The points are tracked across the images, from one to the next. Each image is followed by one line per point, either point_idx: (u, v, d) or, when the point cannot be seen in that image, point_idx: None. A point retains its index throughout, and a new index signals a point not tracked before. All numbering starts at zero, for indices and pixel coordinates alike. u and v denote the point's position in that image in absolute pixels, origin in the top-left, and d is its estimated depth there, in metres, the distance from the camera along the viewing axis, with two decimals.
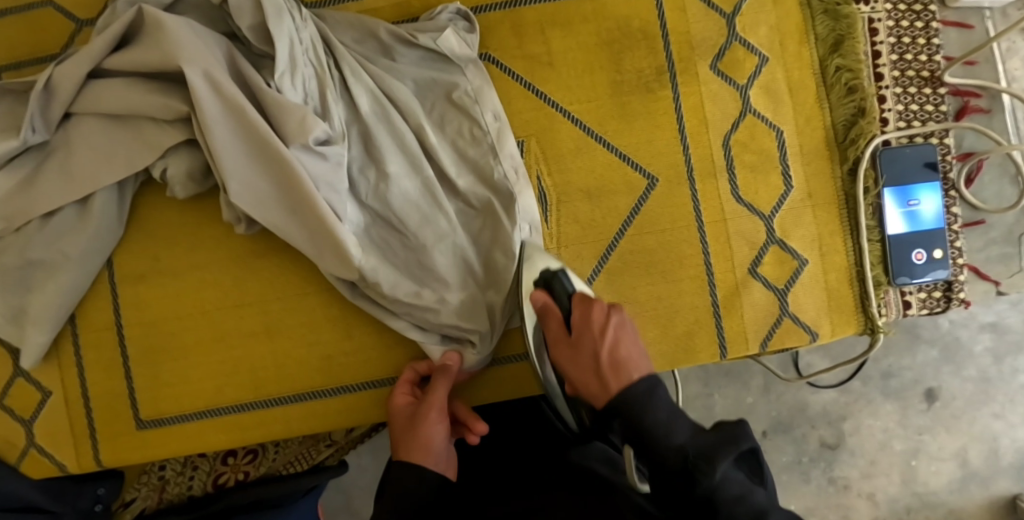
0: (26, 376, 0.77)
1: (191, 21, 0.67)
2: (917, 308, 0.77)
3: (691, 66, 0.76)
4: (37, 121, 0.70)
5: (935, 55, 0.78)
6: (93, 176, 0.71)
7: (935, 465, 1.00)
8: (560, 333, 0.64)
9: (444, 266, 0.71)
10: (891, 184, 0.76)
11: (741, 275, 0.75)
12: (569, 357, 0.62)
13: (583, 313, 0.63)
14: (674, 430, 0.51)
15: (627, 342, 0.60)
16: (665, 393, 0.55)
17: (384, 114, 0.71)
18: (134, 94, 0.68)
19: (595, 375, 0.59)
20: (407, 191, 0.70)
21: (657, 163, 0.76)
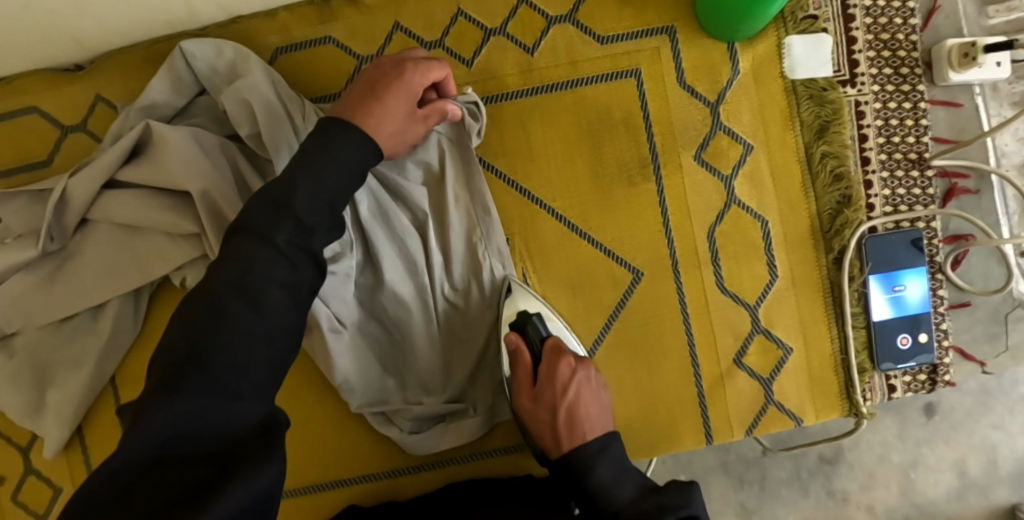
0: (38, 474, 0.80)
1: (198, 135, 0.70)
2: (902, 391, 0.78)
3: (674, 157, 0.75)
4: (55, 230, 0.72)
5: (923, 137, 0.77)
6: (108, 281, 0.73)
7: (932, 474, 0.91)
8: (526, 381, 0.69)
9: (431, 370, 0.72)
10: (876, 270, 0.76)
11: (726, 365, 0.76)
12: (529, 405, 0.69)
13: (552, 367, 0.68)
14: (617, 490, 0.62)
15: (586, 403, 0.67)
16: (617, 447, 0.65)
17: (384, 216, 0.71)
18: (146, 210, 0.70)
19: (550, 428, 0.68)
20: (402, 296, 0.71)
21: (641, 256, 0.76)
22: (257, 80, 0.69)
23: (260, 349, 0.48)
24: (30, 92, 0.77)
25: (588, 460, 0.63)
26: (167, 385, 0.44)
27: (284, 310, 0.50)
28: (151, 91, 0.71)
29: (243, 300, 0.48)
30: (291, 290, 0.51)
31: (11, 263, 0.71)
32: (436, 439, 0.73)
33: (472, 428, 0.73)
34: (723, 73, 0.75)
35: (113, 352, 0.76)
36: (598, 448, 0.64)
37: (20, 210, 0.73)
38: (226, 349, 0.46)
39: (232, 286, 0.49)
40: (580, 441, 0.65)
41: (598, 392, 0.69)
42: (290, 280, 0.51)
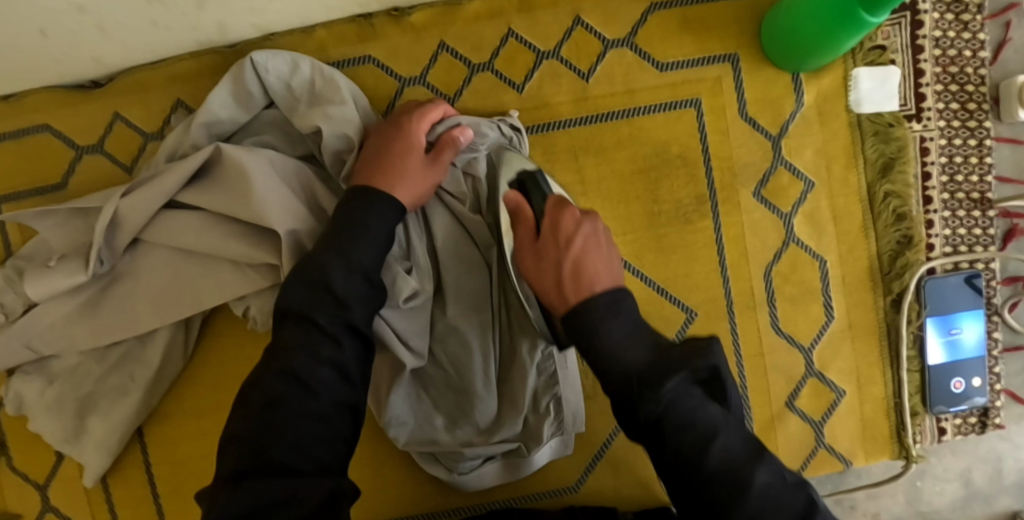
0: (56, 512, 0.77)
1: (271, 157, 0.64)
2: (952, 434, 0.77)
3: (733, 194, 0.72)
4: (105, 253, 0.66)
5: (987, 175, 0.74)
6: (156, 309, 0.68)
7: (939, 485, 0.79)
8: (527, 237, 0.63)
9: (487, 413, 0.68)
10: (933, 314, 0.74)
11: (778, 407, 0.74)
12: (533, 263, 0.61)
13: (555, 218, 0.62)
14: (629, 352, 0.51)
15: (592, 254, 0.59)
16: (629, 305, 0.56)
17: (456, 249, 0.68)
18: (211, 237, 0.64)
19: (555, 281, 0.59)
20: (465, 336, 0.67)
21: (694, 296, 0.73)
22: (348, 107, 0.65)
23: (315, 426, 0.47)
24: (40, 109, 0.72)
25: (598, 310, 0.54)
26: (230, 479, 0.44)
27: (335, 389, 0.50)
28: (212, 105, 0.65)
29: (293, 383, 0.48)
30: (340, 368, 0.51)
31: (55, 290, 0.67)
32: (489, 474, 0.71)
33: (526, 465, 0.70)
34: (787, 106, 0.72)
35: (159, 382, 0.73)
36: (607, 305, 0.55)
37: (64, 229, 0.69)
38: (281, 439, 0.46)
39: (279, 370, 0.49)
40: (588, 292, 0.57)
41: (606, 247, 0.61)
42: (335, 357, 0.51)
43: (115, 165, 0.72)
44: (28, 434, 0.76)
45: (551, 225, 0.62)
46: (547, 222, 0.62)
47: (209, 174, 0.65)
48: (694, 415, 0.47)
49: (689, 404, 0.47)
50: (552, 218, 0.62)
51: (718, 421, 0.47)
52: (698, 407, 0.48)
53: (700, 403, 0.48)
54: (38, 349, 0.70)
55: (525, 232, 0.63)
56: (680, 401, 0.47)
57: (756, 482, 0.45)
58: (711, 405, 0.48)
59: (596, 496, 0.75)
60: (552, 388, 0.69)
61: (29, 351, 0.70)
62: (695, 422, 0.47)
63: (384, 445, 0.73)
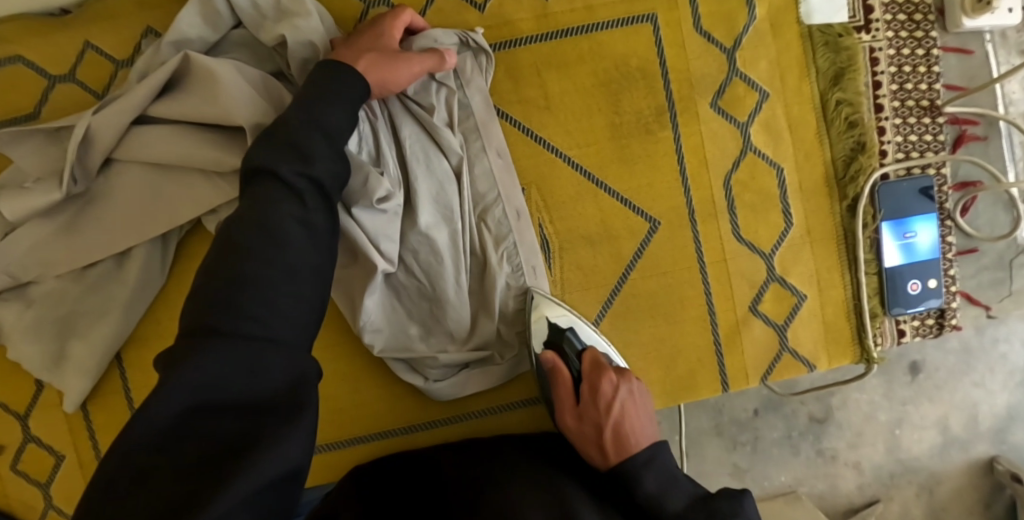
0: (37, 441, 0.78)
1: (239, 66, 0.67)
2: (911, 336, 0.79)
3: (691, 105, 0.75)
4: (77, 172, 0.68)
5: (935, 83, 0.77)
6: (135, 227, 0.70)
7: (918, 432, 1.03)
8: (569, 401, 0.69)
9: (461, 322, 0.70)
10: (888, 217, 0.76)
11: (741, 312, 0.77)
12: (574, 424, 0.67)
13: (594, 382, 0.68)
14: (666, 499, 0.59)
15: (631, 415, 0.66)
16: (665, 458, 0.63)
17: (425, 156, 0.69)
18: (185, 147, 0.67)
19: (596, 446, 0.65)
20: (437, 242, 0.69)
21: (657, 206, 0.75)
22: (315, 20, 0.68)
23: (284, 282, 0.49)
24: (13, 41, 0.73)
25: (636, 470, 0.61)
26: (202, 329, 0.45)
27: (306, 250, 0.51)
28: (183, 24, 0.67)
29: (264, 237, 0.50)
30: (308, 226, 0.52)
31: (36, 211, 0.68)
32: (464, 383, 0.73)
33: (500, 373, 0.73)
34: (740, 20, 0.75)
35: (136, 305, 0.74)
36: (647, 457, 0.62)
37: (40, 153, 0.71)
38: (247, 287, 0.47)
39: (249, 225, 0.50)
40: (629, 453, 0.63)
41: (644, 407, 0.67)
42: (303, 216, 0.52)
43: (88, 94, 0.74)
44: (6, 365, 0.76)
45: (592, 392, 0.68)
46: (585, 398, 0.68)
47: (178, 86, 0.68)
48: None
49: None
50: (591, 394, 0.68)
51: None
52: None
53: None
54: (18, 276, 0.71)
55: (566, 403, 0.68)
56: None
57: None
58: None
59: None
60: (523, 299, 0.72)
61: (9, 277, 0.71)
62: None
63: (358, 360, 0.75)
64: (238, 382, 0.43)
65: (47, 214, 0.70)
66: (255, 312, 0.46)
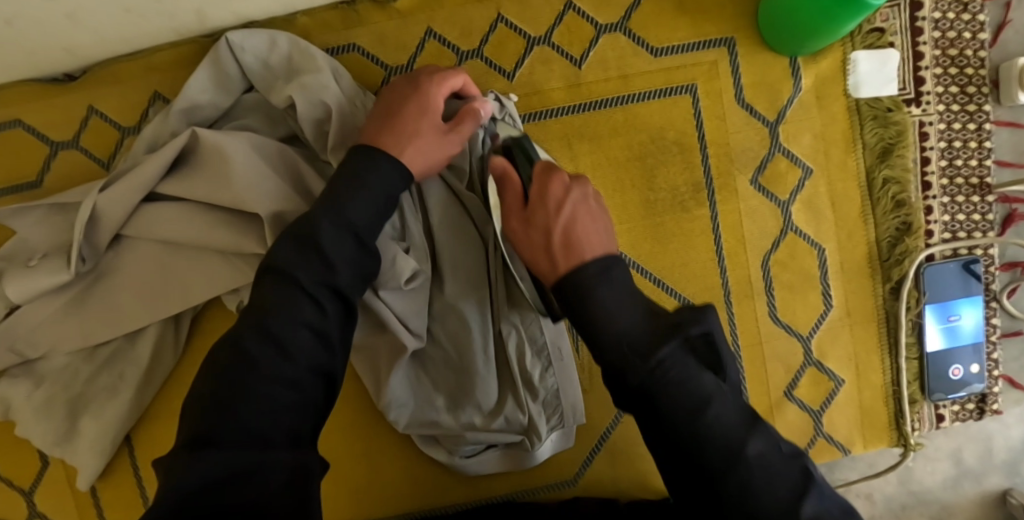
0: (44, 518, 0.75)
1: (252, 139, 0.61)
2: (950, 420, 0.76)
3: (730, 181, 0.71)
4: (86, 249, 0.64)
5: (986, 159, 0.73)
6: (145, 307, 0.66)
7: (930, 463, 0.79)
8: (514, 204, 0.59)
9: (489, 395, 0.69)
10: (933, 300, 0.73)
11: (776, 397, 0.74)
12: (521, 228, 0.59)
13: (543, 186, 0.58)
14: (621, 317, 0.49)
15: (583, 221, 0.56)
16: (622, 272, 0.53)
17: (452, 223, 0.66)
18: (200, 227, 0.62)
19: (545, 252, 0.56)
20: (465, 313, 0.67)
21: (691, 286, 0.72)
22: (326, 77, 0.62)
23: (283, 392, 0.44)
24: (12, 102, 0.68)
25: (589, 282, 0.51)
26: (189, 444, 0.41)
27: (313, 353, 0.47)
28: (193, 91, 0.63)
29: (269, 344, 0.46)
30: (322, 336, 0.48)
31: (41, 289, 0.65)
32: (489, 461, 0.71)
33: (530, 456, 0.71)
34: (784, 92, 0.70)
35: (147, 383, 0.71)
36: (601, 272, 0.52)
37: (45, 227, 0.67)
38: (245, 401, 0.43)
39: (254, 328, 0.46)
40: (579, 261, 0.53)
41: (597, 214, 0.58)
42: (319, 324, 0.48)
43: (93, 160, 0.70)
44: (15, 440, 0.74)
45: (541, 195, 0.58)
46: (531, 192, 0.59)
47: (189, 163, 0.63)
48: (690, 390, 0.45)
49: (686, 373, 0.46)
50: (539, 189, 0.58)
51: (714, 390, 0.46)
52: (691, 375, 0.46)
53: (691, 372, 0.46)
54: (23, 352, 0.68)
55: (513, 197, 0.59)
56: (672, 364, 0.46)
57: (751, 455, 0.43)
58: (708, 378, 0.46)
59: (595, 489, 0.74)
60: (551, 374, 0.70)
61: (14, 354, 0.68)
62: (701, 402, 0.45)
63: (379, 439, 0.73)
64: (231, 491, 0.39)
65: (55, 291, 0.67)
66: (251, 424, 0.42)
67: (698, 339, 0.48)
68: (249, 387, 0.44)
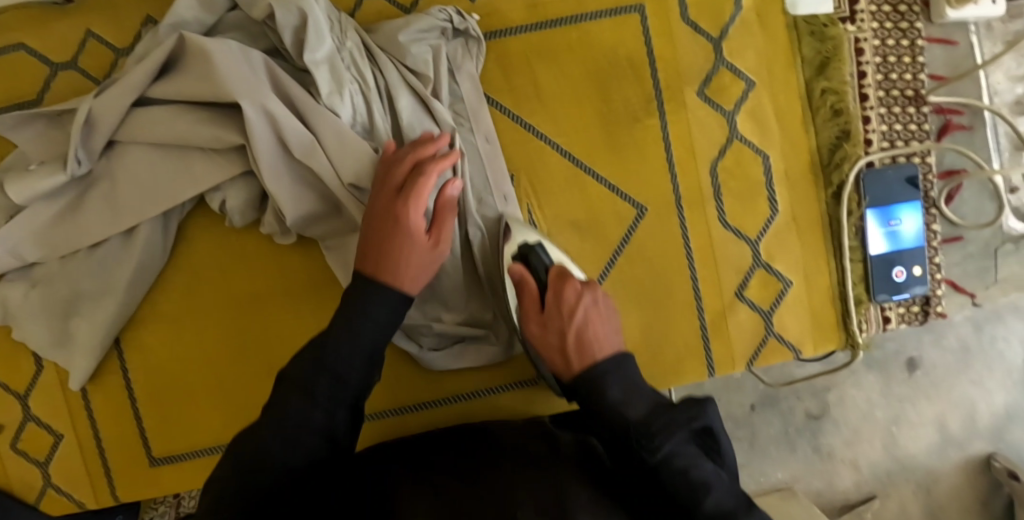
0: (37, 420, 0.79)
1: (232, 42, 0.66)
2: (896, 322, 0.81)
3: (678, 94, 0.76)
4: (82, 153, 0.69)
5: (920, 73, 0.78)
6: (136, 207, 0.72)
7: (916, 431, 1.07)
8: (532, 307, 0.67)
9: (454, 292, 0.74)
10: (873, 205, 0.78)
11: (728, 298, 0.77)
12: (538, 331, 0.66)
13: (557, 291, 0.66)
14: (628, 405, 0.57)
15: (594, 324, 0.64)
16: (631, 367, 0.61)
17: (421, 127, 0.71)
18: (185, 126, 0.67)
19: (560, 353, 0.64)
20: None
21: (646, 192, 0.76)
22: None
23: (298, 436, 0.52)
24: (14, 28, 0.75)
25: (597, 379, 0.60)
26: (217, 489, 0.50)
27: (351, 369, 0.55)
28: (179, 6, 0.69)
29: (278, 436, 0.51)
30: (337, 377, 0.54)
31: (38, 191, 0.70)
32: (456, 357, 0.76)
33: (495, 352, 0.76)
34: (726, 10, 0.76)
35: (136, 288, 0.75)
36: (610, 366, 0.60)
37: (43, 139, 0.73)
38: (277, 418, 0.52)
39: (306, 360, 0.55)
40: (591, 361, 0.62)
41: (606, 316, 0.66)
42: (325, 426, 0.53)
43: (88, 81, 0.76)
44: (11, 347, 0.78)
45: (556, 298, 0.66)
46: (546, 300, 0.67)
47: (176, 68, 0.69)
48: (687, 472, 0.52)
49: (684, 461, 0.53)
50: (558, 303, 0.66)
51: (710, 477, 0.53)
52: (692, 463, 0.53)
53: (692, 460, 0.53)
54: (23, 257, 0.73)
55: (529, 303, 0.67)
56: (676, 458, 0.53)
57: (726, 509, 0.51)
58: (702, 461, 0.54)
59: None
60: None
61: (14, 258, 0.73)
62: (684, 471, 0.52)
63: None
64: None
65: (51, 196, 0.72)
66: (273, 444, 0.51)
67: (697, 435, 0.56)
68: (278, 403, 0.53)
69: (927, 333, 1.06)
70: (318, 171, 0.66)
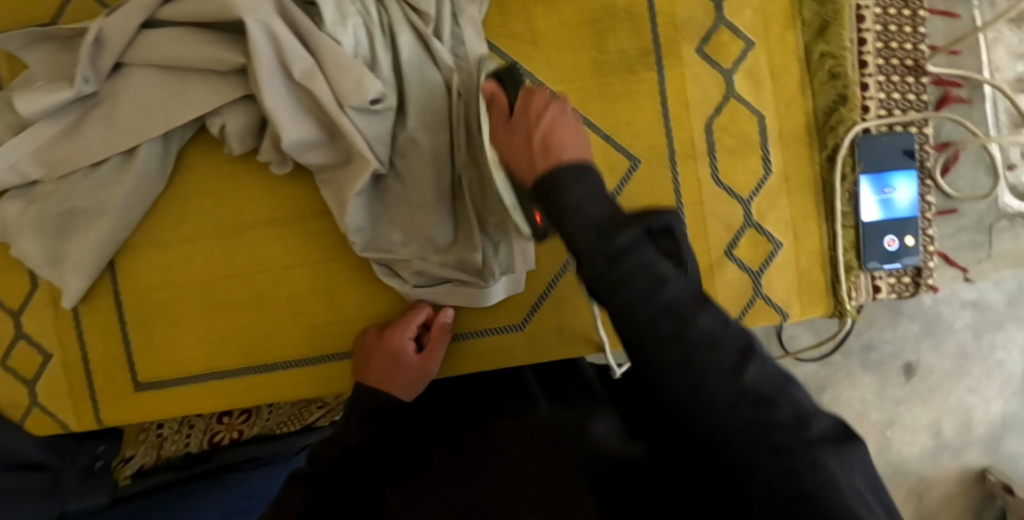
0: (27, 339, 0.80)
1: None
2: (886, 292, 0.80)
3: (676, 49, 0.77)
4: (90, 73, 0.71)
5: (920, 44, 0.78)
6: (136, 128, 0.73)
7: (914, 437, 1.14)
8: (502, 118, 0.59)
9: (443, 232, 0.74)
10: (868, 171, 0.77)
11: (717, 255, 0.78)
12: (504, 135, 0.58)
13: (526, 101, 0.57)
14: (593, 208, 0.47)
15: (560, 126, 0.54)
16: (596, 173, 0.49)
17: (420, 65, 0.73)
18: (189, 45, 0.69)
19: (526, 151, 0.54)
20: (428, 151, 0.73)
21: (638, 144, 0.77)
22: None
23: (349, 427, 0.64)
24: None
25: (562, 178, 0.48)
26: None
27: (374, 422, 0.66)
28: None
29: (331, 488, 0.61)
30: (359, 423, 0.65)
31: (40, 106, 0.71)
32: (444, 297, 0.76)
33: (482, 296, 0.76)
34: None
35: (130, 210, 0.76)
36: (570, 178, 0.48)
37: (51, 58, 0.75)
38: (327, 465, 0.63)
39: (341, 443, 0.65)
40: (553, 161, 0.50)
41: (579, 126, 0.55)
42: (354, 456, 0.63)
43: (99, 7, 0.78)
44: (5, 264, 0.79)
45: (524, 107, 0.57)
46: (518, 100, 0.58)
47: None
48: (678, 292, 0.43)
49: (647, 258, 0.43)
50: (534, 114, 0.55)
51: (670, 273, 0.43)
52: (652, 259, 0.44)
53: (651, 256, 0.43)
54: (25, 174, 0.74)
55: (496, 117, 0.59)
56: (638, 247, 0.44)
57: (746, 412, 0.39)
58: (657, 253, 0.44)
59: (540, 335, 0.79)
60: (504, 220, 0.75)
61: (15, 174, 0.74)
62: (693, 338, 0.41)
63: (341, 279, 0.79)
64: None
65: (54, 114, 0.73)
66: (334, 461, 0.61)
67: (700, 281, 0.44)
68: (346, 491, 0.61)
69: (926, 338, 1.12)
70: (316, 94, 0.67)
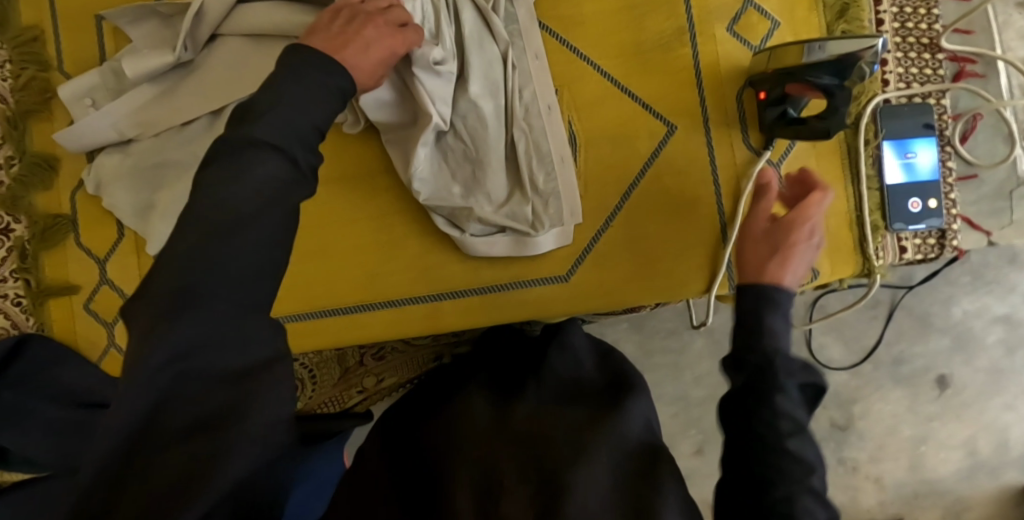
0: (110, 284, 0.87)
1: None
2: (912, 253, 0.85)
3: (708, 29, 0.84)
4: (189, 42, 0.81)
5: (935, 24, 0.85)
6: (227, 88, 0.82)
7: (944, 452, 1.15)
8: (757, 229, 0.64)
9: (496, 186, 0.81)
10: (890, 137, 0.83)
11: (750, 214, 0.83)
12: (750, 248, 0.62)
13: (799, 210, 0.62)
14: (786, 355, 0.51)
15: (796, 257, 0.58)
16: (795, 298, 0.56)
17: (479, 39, 0.81)
18: (281, 14, 0.79)
19: (769, 247, 0.60)
20: (485, 111, 0.80)
21: (674, 113, 0.84)
22: None
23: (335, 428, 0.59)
24: None
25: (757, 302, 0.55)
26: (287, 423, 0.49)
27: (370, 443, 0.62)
28: None
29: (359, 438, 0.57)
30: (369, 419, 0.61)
31: (146, 68, 0.81)
32: (498, 246, 0.83)
33: (532, 245, 0.82)
34: None
35: None
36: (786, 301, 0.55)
37: (154, 29, 0.85)
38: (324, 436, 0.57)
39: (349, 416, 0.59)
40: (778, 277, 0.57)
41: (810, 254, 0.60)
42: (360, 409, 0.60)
43: None
44: (97, 214, 0.88)
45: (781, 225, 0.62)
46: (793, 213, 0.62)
47: None
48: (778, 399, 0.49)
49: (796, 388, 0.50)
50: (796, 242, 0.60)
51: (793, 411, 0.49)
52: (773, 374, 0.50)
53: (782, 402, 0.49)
54: (123, 131, 0.84)
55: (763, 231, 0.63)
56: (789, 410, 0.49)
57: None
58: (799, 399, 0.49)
59: (582, 287, 0.85)
60: (553, 177, 0.81)
61: (116, 132, 0.84)
62: (788, 438, 0.47)
63: (397, 233, 0.85)
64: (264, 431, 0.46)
65: (156, 78, 0.83)
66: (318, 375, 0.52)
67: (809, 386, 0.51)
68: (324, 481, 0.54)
69: (958, 353, 1.14)
70: None
